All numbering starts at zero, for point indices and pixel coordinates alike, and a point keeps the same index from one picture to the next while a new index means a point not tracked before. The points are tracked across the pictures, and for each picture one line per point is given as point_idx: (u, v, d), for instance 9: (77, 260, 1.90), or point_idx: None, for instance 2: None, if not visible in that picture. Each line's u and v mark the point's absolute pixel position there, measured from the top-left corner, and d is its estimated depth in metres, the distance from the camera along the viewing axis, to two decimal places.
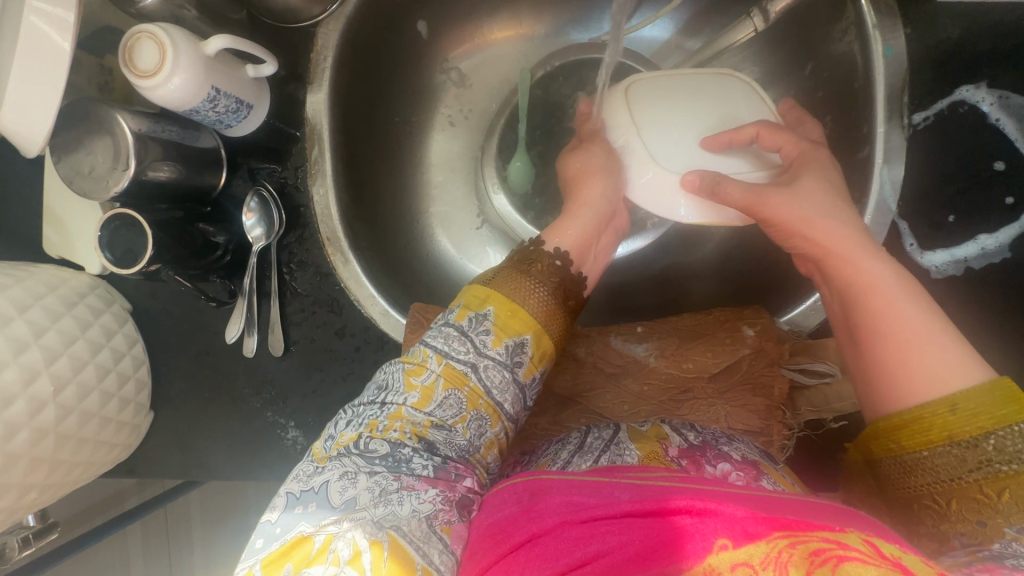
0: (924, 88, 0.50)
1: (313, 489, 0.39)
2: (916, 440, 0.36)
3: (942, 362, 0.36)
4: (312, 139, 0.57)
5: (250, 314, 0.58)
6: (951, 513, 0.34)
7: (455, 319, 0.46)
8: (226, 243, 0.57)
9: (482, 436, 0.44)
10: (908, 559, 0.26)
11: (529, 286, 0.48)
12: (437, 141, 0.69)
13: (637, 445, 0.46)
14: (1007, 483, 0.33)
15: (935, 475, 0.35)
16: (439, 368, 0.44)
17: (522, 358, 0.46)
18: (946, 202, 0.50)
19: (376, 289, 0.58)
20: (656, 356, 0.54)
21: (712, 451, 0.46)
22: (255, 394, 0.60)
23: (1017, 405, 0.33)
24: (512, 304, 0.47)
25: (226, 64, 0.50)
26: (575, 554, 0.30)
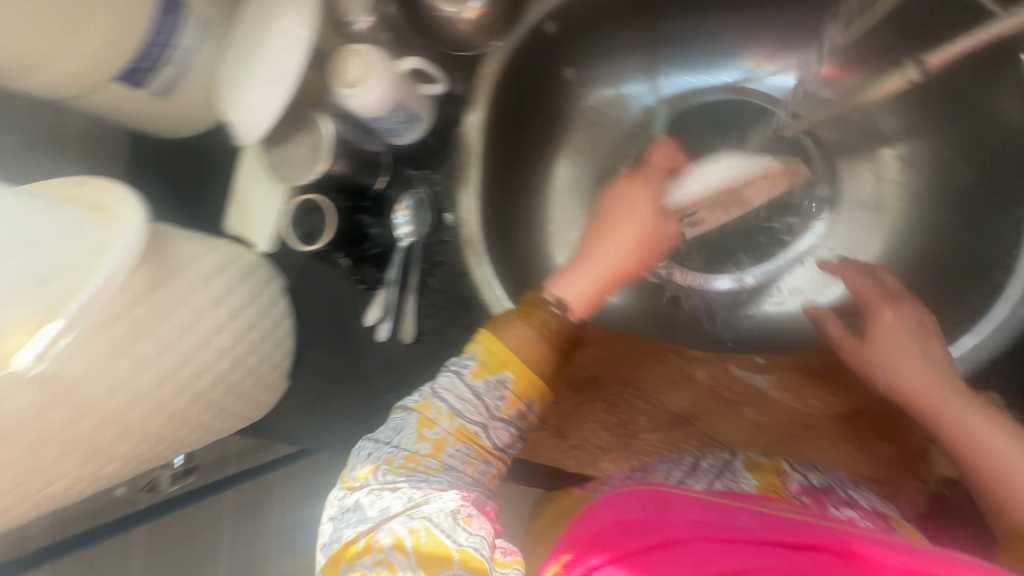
0: None
1: (350, 508, 0.43)
2: None
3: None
4: (465, 152, 0.64)
5: (390, 301, 0.64)
6: None
7: (472, 378, 0.47)
8: (378, 237, 0.64)
9: (491, 462, 0.47)
10: None
11: (521, 330, 0.49)
12: (564, 167, 0.74)
13: (755, 475, 0.46)
14: None
15: None
16: (450, 419, 0.46)
17: (503, 392, 0.47)
18: None
19: (503, 292, 0.63)
20: (778, 389, 0.54)
21: (837, 496, 0.45)
22: (380, 376, 0.65)
23: None
24: (513, 357, 0.48)
25: (407, 81, 0.58)
26: (718, 567, 0.33)
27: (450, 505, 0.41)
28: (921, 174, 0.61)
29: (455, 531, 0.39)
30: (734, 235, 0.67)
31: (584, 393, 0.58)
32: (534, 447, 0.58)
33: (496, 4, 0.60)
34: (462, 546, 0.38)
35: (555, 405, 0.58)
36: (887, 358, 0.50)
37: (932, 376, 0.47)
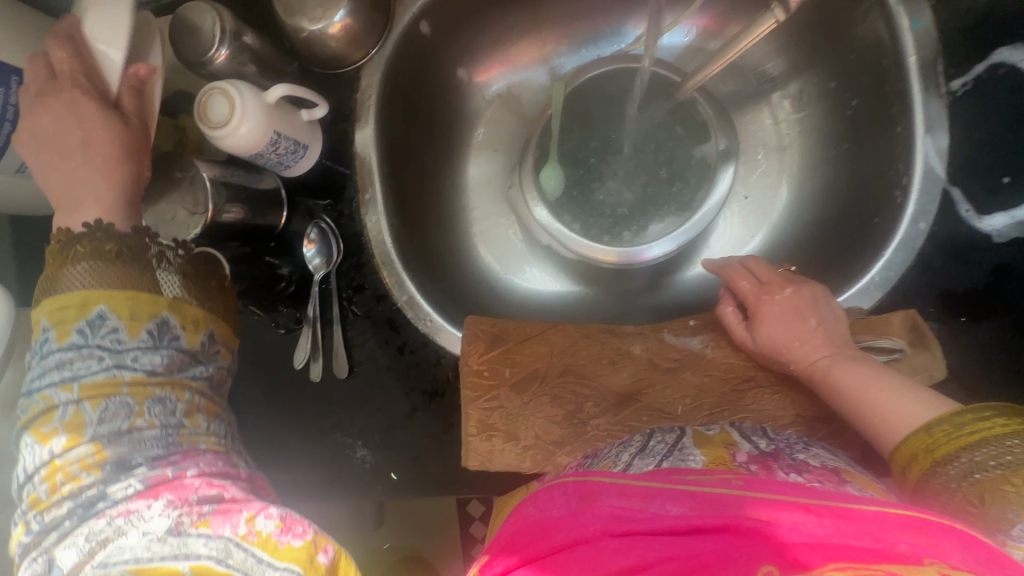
0: (962, 53, 0.50)
1: (37, 558, 0.39)
2: (928, 461, 0.39)
3: (906, 401, 0.42)
4: (362, 171, 0.61)
5: (317, 339, 0.61)
6: (989, 503, 0.35)
7: (60, 341, 0.42)
8: (290, 274, 0.62)
9: (175, 412, 0.44)
10: None
11: (75, 271, 0.43)
12: (474, 166, 0.73)
13: (703, 451, 0.45)
14: (993, 487, 0.35)
15: (955, 479, 0.36)
16: (76, 394, 0.41)
17: (116, 330, 0.43)
18: (998, 165, 0.49)
19: (431, 306, 0.61)
20: (712, 348, 0.54)
21: (784, 461, 0.43)
22: (323, 417, 0.62)
23: (994, 420, 0.37)
24: (123, 292, 0.43)
25: (283, 110, 0.55)
26: (613, 563, 0.31)
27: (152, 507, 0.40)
28: (813, 109, 0.61)
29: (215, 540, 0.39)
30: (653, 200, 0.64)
31: (528, 392, 0.56)
32: (488, 456, 0.56)
33: (361, 14, 0.58)
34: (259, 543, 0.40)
35: (501, 409, 0.56)
36: (782, 330, 0.50)
37: (819, 335, 0.49)
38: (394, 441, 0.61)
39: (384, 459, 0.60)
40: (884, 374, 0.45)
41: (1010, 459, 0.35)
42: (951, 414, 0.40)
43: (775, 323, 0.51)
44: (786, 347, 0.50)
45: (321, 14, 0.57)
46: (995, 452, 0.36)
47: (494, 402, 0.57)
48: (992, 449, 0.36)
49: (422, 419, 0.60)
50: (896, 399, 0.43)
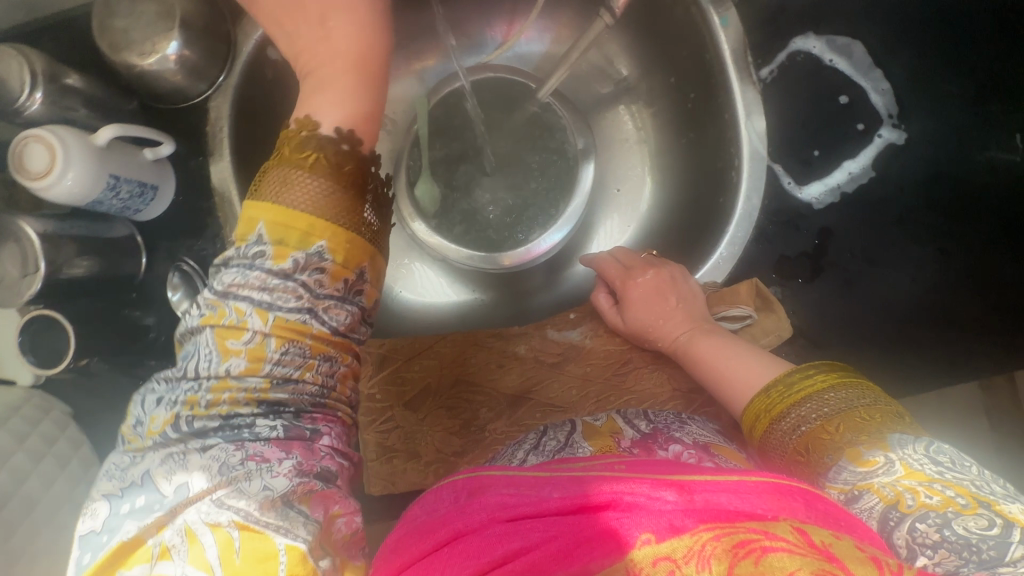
0: (768, 43, 0.55)
1: (134, 483, 0.32)
2: (766, 420, 0.43)
3: (757, 369, 0.46)
4: (222, 207, 0.59)
5: None
6: (817, 454, 0.38)
7: (276, 251, 0.35)
8: (157, 324, 0.58)
9: (333, 372, 0.38)
10: (838, 546, 0.26)
11: (301, 180, 0.37)
12: None
13: (590, 441, 0.46)
14: (815, 437, 0.39)
15: (788, 433, 0.41)
16: (269, 326, 0.35)
17: (325, 273, 0.36)
18: (811, 140, 0.55)
19: None
20: (591, 337, 0.57)
21: (663, 436, 0.46)
22: None
23: (819, 377, 0.42)
24: (286, 210, 0.36)
25: (121, 152, 0.52)
26: (498, 551, 0.29)
27: (238, 455, 0.32)
28: (659, 103, 0.65)
29: (242, 501, 0.31)
30: (526, 201, 0.66)
31: (422, 408, 0.56)
32: (391, 479, 0.55)
33: (197, 44, 0.55)
34: (214, 544, 0.30)
35: (397, 429, 0.56)
36: (653, 309, 0.53)
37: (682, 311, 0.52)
38: None
39: None
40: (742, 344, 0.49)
41: (828, 411, 0.40)
42: (785, 373, 0.44)
43: (645, 306, 0.53)
44: (657, 325, 0.53)
45: (152, 47, 0.54)
46: (820, 406, 0.40)
47: (390, 423, 0.56)
48: (819, 401, 0.40)
49: None
50: (744, 365, 0.46)
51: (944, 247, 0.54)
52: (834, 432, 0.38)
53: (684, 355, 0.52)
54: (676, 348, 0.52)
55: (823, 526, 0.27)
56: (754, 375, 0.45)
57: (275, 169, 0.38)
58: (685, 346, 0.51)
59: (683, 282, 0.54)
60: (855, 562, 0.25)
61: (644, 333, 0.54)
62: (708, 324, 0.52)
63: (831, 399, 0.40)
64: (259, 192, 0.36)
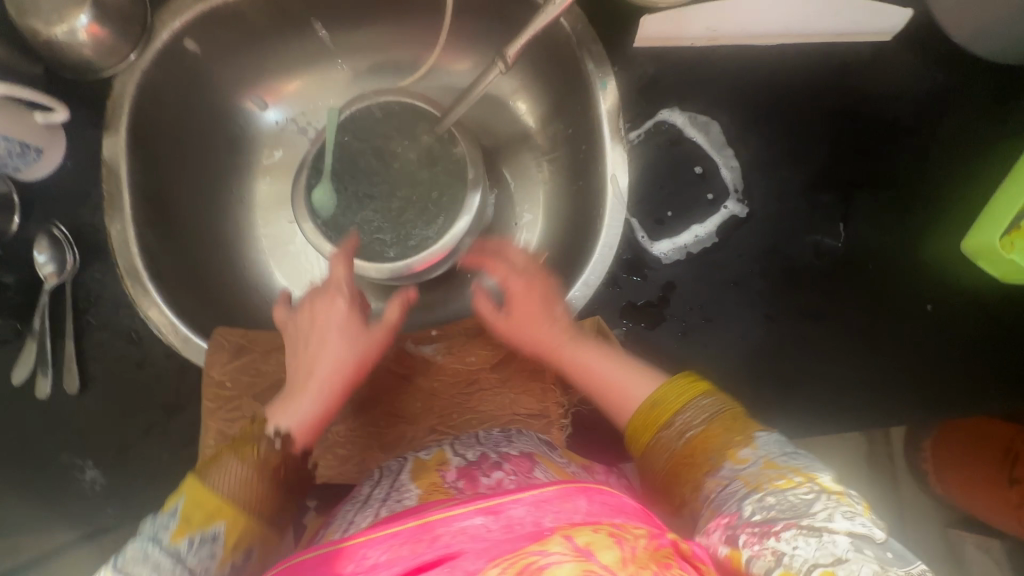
0: (640, 111, 0.62)
1: None
2: (653, 431, 0.48)
3: (641, 384, 0.52)
4: (108, 179, 0.60)
5: (43, 350, 0.57)
6: (698, 463, 0.44)
7: (173, 539, 0.41)
8: (17, 283, 0.58)
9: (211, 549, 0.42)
10: (596, 543, 0.30)
11: (234, 469, 0.46)
12: (260, 185, 0.74)
13: (417, 483, 0.44)
14: (696, 447, 0.44)
15: (673, 443, 0.46)
16: (178, 538, 0.41)
17: (214, 549, 0.42)
18: (666, 200, 0.61)
19: (175, 316, 0.59)
20: (444, 354, 0.60)
21: (486, 463, 0.46)
22: (48, 437, 0.58)
23: (689, 389, 0.48)
24: (201, 489, 0.43)
25: (8, 111, 0.54)
26: None
27: None
28: (561, 150, 0.72)
29: None
30: (416, 222, 0.69)
31: (269, 400, 0.58)
32: None
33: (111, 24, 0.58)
34: None
35: (241, 417, 0.57)
36: (498, 335, 0.59)
37: (524, 341, 0.58)
38: (129, 457, 0.58)
39: (119, 476, 0.58)
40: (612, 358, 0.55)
41: (703, 422, 0.46)
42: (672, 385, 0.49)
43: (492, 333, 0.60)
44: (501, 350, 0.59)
45: (60, 19, 0.56)
46: (693, 418, 0.46)
47: (235, 412, 0.57)
48: (695, 409, 0.47)
49: (161, 434, 0.58)
50: (642, 382, 0.52)
51: (770, 313, 0.59)
52: (708, 444, 0.44)
53: None
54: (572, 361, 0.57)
55: (587, 524, 0.31)
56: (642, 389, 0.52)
57: (214, 463, 0.46)
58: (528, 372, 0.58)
59: (552, 315, 0.58)
60: (604, 554, 0.29)
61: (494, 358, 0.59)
62: (588, 335, 0.58)
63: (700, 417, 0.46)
64: (194, 472, 0.44)
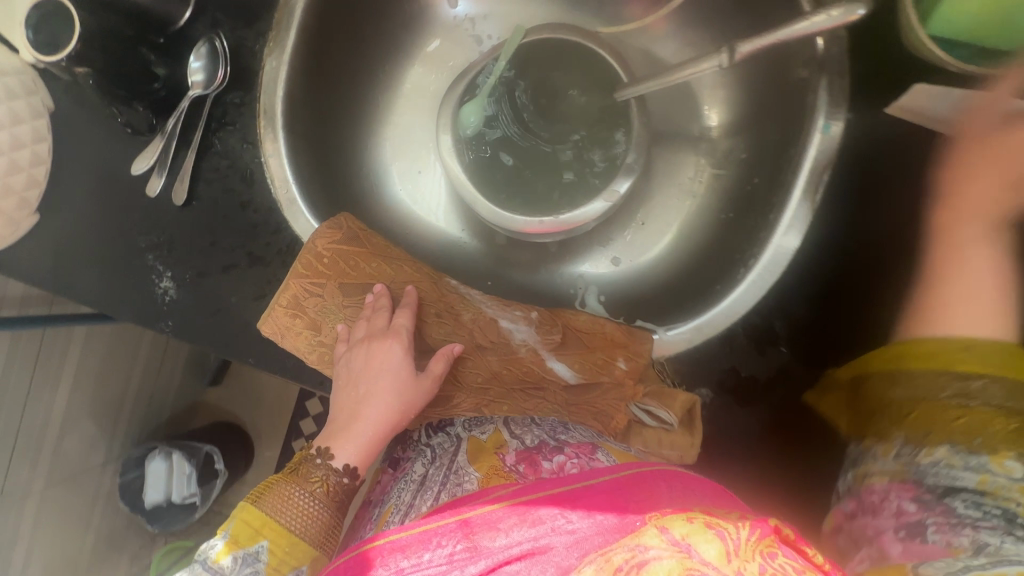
0: (850, 174, 0.53)
1: None
2: (917, 359, 0.41)
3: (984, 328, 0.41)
4: (283, 10, 0.58)
5: (166, 153, 0.57)
6: (952, 421, 0.36)
7: (218, 558, 0.44)
8: (165, 79, 0.55)
9: (254, 560, 0.45)
10: (681, 531, 0.34)
11: (292, 497, 0.47)
12: (414, 73, 0.70)
13: (477, 467, 0.47)
14: (982, 419, 0.35)
15: (943, 390, 0.38)
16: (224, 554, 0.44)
17: (258, 565, 0.44)
18: (826, 280, 0.53)
19: (292, 174, 0.59)
20: (529, 347, 0.56)
21: (548, 449, 0.48)
22: (143, 233, 0.60)
23: (1015, 368, 0.37)
24: (254, 516, 0.46)
25: None
26: None
27: None
28: (730, 171, 0.64)
29: None
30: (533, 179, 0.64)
31: (350, 297, 0.59)
32: (282, 331, 0.56)
33: None
34: None
35: (318, 297, 0.58)
36: (585, 359, 0.55)
37: (615, 384, 0.54)
38: (201, 285, 0.59)
39: (187, 297, 0.59)
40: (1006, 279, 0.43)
41: (999, 403, 0.35)
42: (1007, 343, 0.39)
43: (581, 352, 0.55)
44: (585, 383, 0.54)
45: None
46: (980, 398, 0.36)
47: (316, 288, 0.58)
48: (958, 391, 0.37)
49: (236, 278, 0.58)
50: (967, 321, 0.41)
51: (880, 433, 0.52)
52: (1008, 431, 0.34)
53: (602, 422, 0.53)
54: (943, 269, 0.45)
55: (676, 518, 0.36)
56: (970, 330, 0.41)
57: (273, 488, 0.47)
58: (603, 414, 0.53)
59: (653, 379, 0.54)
60: (701, 540, 0.33)
61: (575, 381, 0.55)
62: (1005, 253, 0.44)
63: (908, 383, 0.40)
64: (249, 504, 0.45)
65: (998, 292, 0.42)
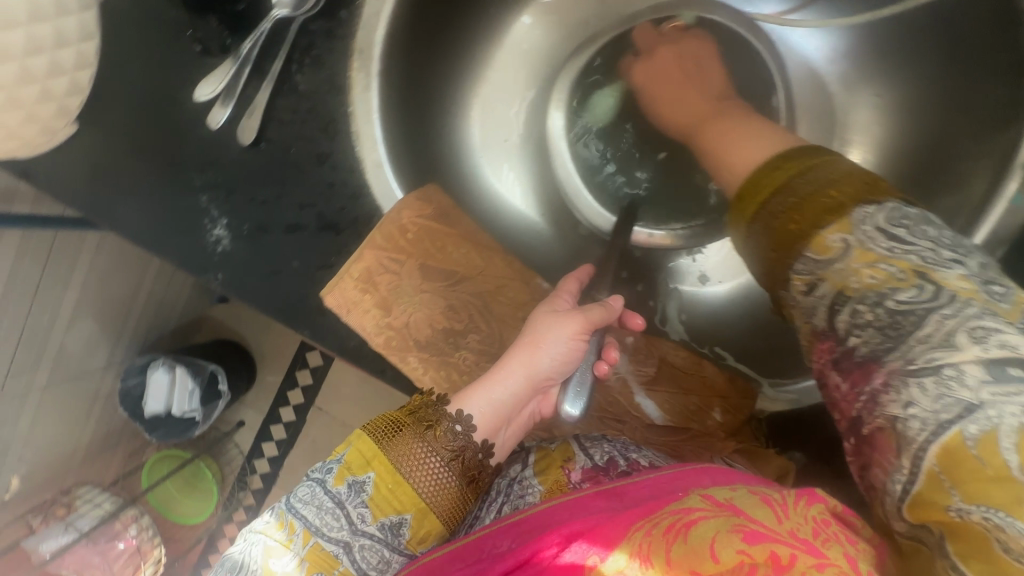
0: None
1: None
2: (791, 227, 0.37)
3: (745, 142, 0.46)
4: None
5: (237, 81, 0.49)
6: (800, 230, 0.36)
7: (357, 529, 0.39)
8: None
9: (386, 546, 0.39)
10: (739, 502, 0.31)
11: (422, 458, 0.40)
12: (524, 25, 0.60)
13: (541, 480, 0.43)
14: (800, 213, 0.37)
15: (776, 212, 0.38)
16: (359, 533, 0.39)
17: (403, 539, 0.40)
18: None
19: (381, 133, 0.51)
20: (618, 376, 0.51)
21: (617, 469, 0.43)
22: (198, 169, 0.51)
23: (803, 159, 0.39)
24: (398, 475, 0.40)
25: None
26: None
27: None
28: None
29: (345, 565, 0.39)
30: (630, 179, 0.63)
31: (428, 281, 0.51)
32: (348, 306, 0.50)
33: None
34: None
35: (393, 274, 0.50)
36: (680, 398, 0.50)
37: (706, 430, 0.49)
38: (260, 241, 0.52)
39: (241, 252, 0.52)
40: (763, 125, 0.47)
41: (833, 179, 0.37)
42: (779, 156, 0.41)
43: (673, 388, 0.51)
44: (677, 426, 0.49)
45: None
46: (822, 178, 0.37)
47: (393, 265, 0.50)
48: (828, 175, 0.37)
49: (301, 240, 0.52)
50: (741, 141, 0.47)
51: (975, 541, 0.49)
52: (829, 202, 0.36)
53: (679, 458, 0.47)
54: (708, 151, 0.50)
55: (724, 490, 0.32)
56: (739, 144, 0.47)
57: (388, 437, 0.40)
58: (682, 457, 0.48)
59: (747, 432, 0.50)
60: (757, 514, 0.30)
61: (664, 422, 0.49)
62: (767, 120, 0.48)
63: (782, 198, 0.38)
64: (372, 437, 0.40)
65: (755, 136, 0.46)
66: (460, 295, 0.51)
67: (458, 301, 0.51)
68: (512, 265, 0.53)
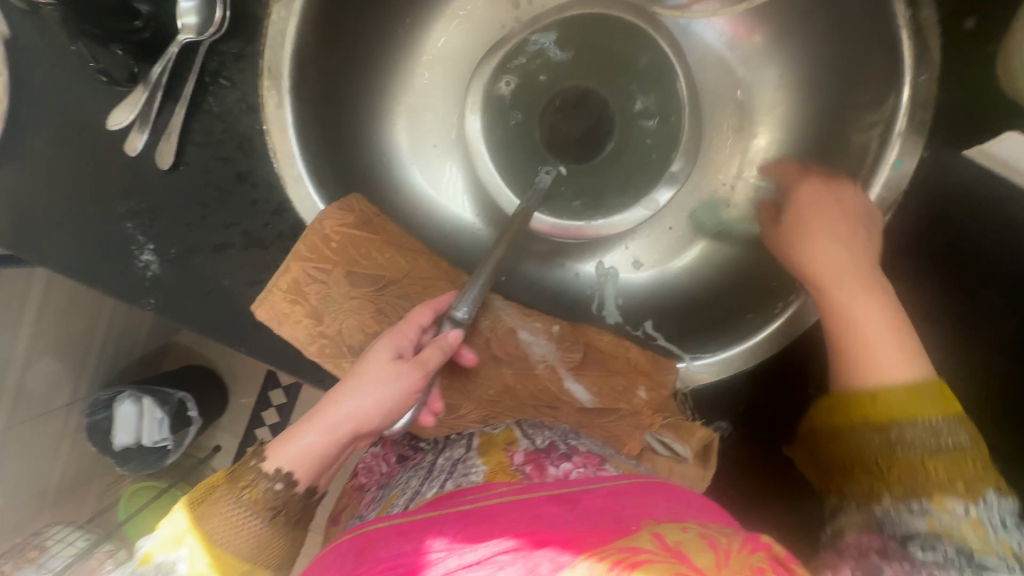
0: (913, 216, 0.49)
1: None
2: (863, 416, 0.39)
3: (887, 368, 0.39)
4: None
5: (150, 108, 0.50)
6: (888, 479, 0.37)
7: None
8: (148, 17, 0.49)
9: None
10: (686, 543, 0.31)
11: (238, 518, 0.42)
12: (439, 31, 0.62)
13: (484, 460, 0.44)
14: (892, 465, 0.37)
15: (881, 446, 0.38)
16: None
17: None
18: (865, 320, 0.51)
19: (299, 148, 0.52)
20: (548, 363, 0.53)
21: (556, 453, 0.44)
22: (121, 197, 0.52)
23: (935, 402, 0.37)
24: (213, 543, 0.41)
25: None
26: None
27: None
28: (772, 185, 0.60)
29: None
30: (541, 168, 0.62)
31: (357, 287, 0.52)
32: (279, 317, 0.50)
33: None
34: None
35: (322, 284, 0.51)
36: (608, 381, 0.52)
37: (636, 408, 0.51)
38: (189, 264, 0.52)
39: (171, 277, 0.52)
40: (898, 324, 0.41)
41: (945, 443, 0.36)
42: (924, 384, 0.38)
43: (601, 369, 0.53)
44: (608, 408, 0.51)
45: None
46: (923, 438, 0.37)
47: (320, 274, 0.51)
48: (926, 428, 0.37)
49: (230, 259, 0.52)
50: (892, 369, 0.39)
51: None
52: (936, 470, 0.36)
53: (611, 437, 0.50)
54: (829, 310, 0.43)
55: (677, 531, 0.33)
56: (885, 372, 0.39)
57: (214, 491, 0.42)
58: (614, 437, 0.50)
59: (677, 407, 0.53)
60: (700, 556, 0.30)
61: (595, 404, 0.51)
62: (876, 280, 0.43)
63: (889, 429, 0.38)
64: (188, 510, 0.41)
65: (875, 306, 0.41)
66: (391, 298, 0.53)
67: (389, 305, 0.52)
68: (443, 266, 0.55)
